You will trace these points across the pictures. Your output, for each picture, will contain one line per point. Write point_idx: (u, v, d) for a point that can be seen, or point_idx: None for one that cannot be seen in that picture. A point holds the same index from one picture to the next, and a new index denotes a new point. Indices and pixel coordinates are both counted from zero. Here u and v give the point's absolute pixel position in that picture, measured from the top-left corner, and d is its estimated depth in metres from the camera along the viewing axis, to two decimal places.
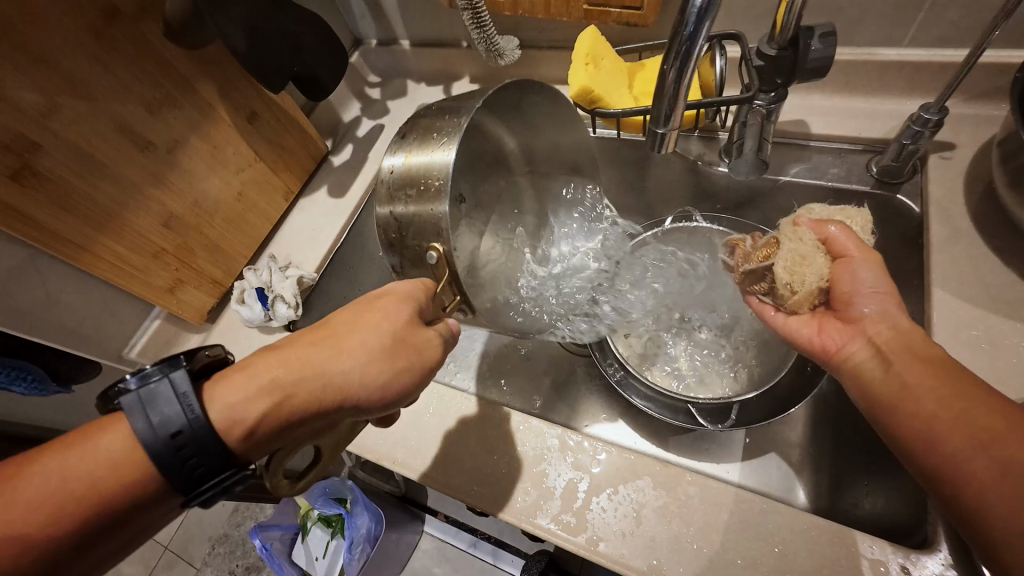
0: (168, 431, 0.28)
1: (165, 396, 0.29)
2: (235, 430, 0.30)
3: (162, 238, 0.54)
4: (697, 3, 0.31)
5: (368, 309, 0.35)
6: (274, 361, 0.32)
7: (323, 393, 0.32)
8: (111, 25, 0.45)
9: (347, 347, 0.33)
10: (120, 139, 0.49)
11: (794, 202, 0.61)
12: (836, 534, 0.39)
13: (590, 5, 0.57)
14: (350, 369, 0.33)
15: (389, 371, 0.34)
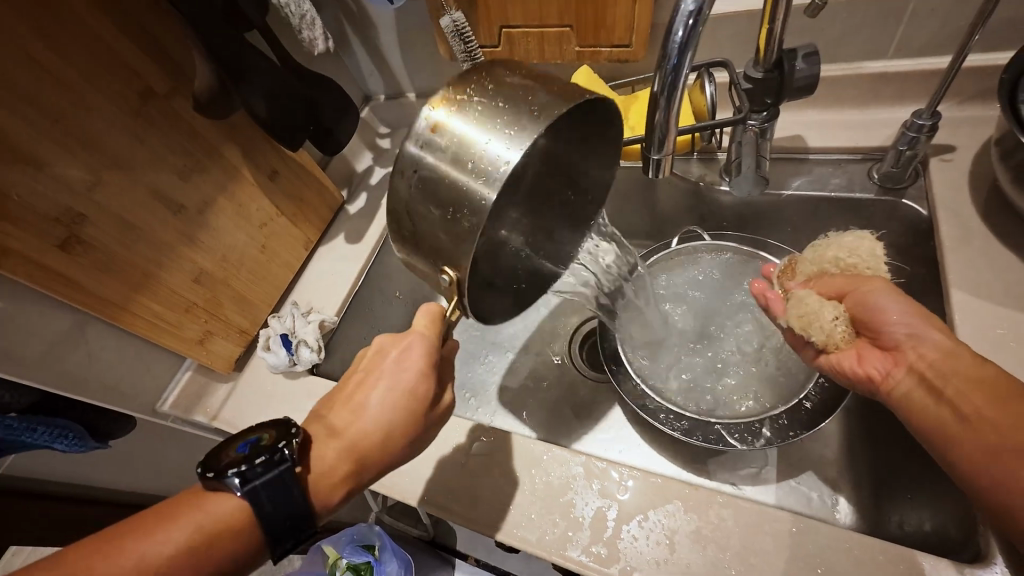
0: (280, 511, 0.35)
1: (275, 483, 0.34)
2: (326, 507, 0.37)
3: (193, 293, 0.57)
4: (677, 38, 0.33)
5: (399, 384, 0.39)
6: (343, 455, 0.38)
7: (380, 469, 0.39)
8: (147, 104, 0.50)
9: (393, 436, 0.39)
10: (156, 205, 0.53)
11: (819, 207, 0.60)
12: (887, 554, 0.38)
13: (581, 47, 0.61)
14: (398, 449, 0.39)
15: (424, 430, 0.41)
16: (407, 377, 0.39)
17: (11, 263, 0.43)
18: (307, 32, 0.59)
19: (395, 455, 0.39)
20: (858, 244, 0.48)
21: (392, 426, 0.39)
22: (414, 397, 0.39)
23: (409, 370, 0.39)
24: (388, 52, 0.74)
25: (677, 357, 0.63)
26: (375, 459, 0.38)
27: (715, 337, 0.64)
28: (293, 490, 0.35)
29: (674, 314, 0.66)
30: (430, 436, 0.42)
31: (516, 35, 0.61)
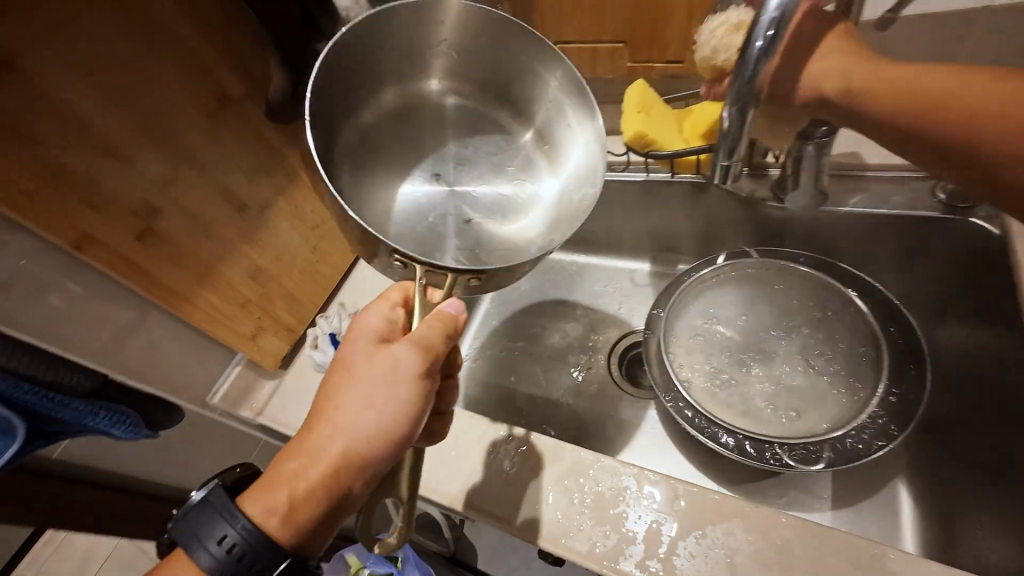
0: (224, 552, 0.36)
1: (209, 518, 0.37)
2: (274, 517, 0.37)
3: (249, 289, 0.59)
4: (758, 45, 0.33)
5: (343, 373, 0.39)
6: (289, 453, 0.38)
7: (323, 471, 0.37)
8: (223, 110, 0.53)
9: (331, 426, 0.38)
10: (224, 203, 0.55)
11: (850, 223, 0.61)
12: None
13: (635, 62, 0.63)
14: (344, 441, 0.37)
15: (367, 417, 0.37)
16: (359, 352, 0.40)
17: (94, 251, 0.46)
18: None
19: (348, 445, 0.37)
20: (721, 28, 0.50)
21: (336, 408, 0.38)
22: (360, 371, 0.39)
23: (360, 346, 0.40)
24: None
25: (731, 384, 0.60)
26: (319, 452, 0.37)
27: (785, 368, 0.61)
28: (226, 523, 0.37)
29: (725, 335, 0.64)
30: (396, 425, 0.38)
31: (569, 50, 0.64)
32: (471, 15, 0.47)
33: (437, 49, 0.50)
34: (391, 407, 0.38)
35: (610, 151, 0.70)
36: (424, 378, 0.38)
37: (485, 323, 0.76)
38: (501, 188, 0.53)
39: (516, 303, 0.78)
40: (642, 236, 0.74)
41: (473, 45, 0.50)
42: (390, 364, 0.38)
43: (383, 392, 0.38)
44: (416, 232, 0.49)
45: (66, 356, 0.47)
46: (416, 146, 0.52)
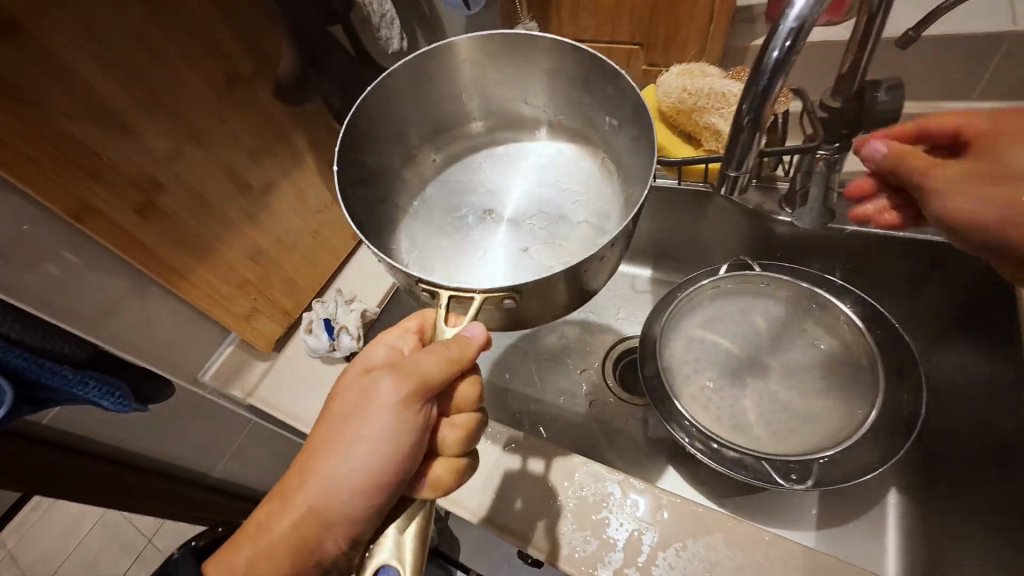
0: None
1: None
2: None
3: (248, 269, 0.59)
4: (775, 55, 0.33)
5: (328, 410, 0.38)
6: (268, 502, 0.38)
7: (291, 522, 0.36)
8: (231, 85, 0.53)
9: (306, 470, 0.37)
10: (225, 181, 0.55)
11: (856, 246, 0.60)
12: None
13: (649, 65, 0.62)
14: (314, 488, 0.36)
15: (340, 456, 0.36)
16: (349, 386, 0.38)
17: (92, 221, 0.45)
18: (386, 31, 0.61)
19: (325, 490, 0.36)
20: (691, 69, 0.52)
21: (321, 446, 0.37)
22: (345, 405, 0.37)
23: (351, 378, 0.39)
24: None
25: (762, 415, 0.58)
26: (290, 499, 0.37)
27: (804, 410, 0.58)
28: None
29: (746, 363, 0.62)
30: (374, 468, 0.35)
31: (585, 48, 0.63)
32: (483, 49, 0.47)
33: (468, 94, 0.52)
34: (370, 445, 0.35)
35: None
36: (408, 413, 0.35)
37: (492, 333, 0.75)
38: (554, 212, 0.50)
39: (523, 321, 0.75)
40: (645, 243, 0.74)
41: (495, 82, 0.51)
42: (373, 397, 0.36)
43: (359, 427, 0.35)
44: (482, 272, 0.47)
45: (57, 324, 0.47)
46: (469, 190, 0.54)
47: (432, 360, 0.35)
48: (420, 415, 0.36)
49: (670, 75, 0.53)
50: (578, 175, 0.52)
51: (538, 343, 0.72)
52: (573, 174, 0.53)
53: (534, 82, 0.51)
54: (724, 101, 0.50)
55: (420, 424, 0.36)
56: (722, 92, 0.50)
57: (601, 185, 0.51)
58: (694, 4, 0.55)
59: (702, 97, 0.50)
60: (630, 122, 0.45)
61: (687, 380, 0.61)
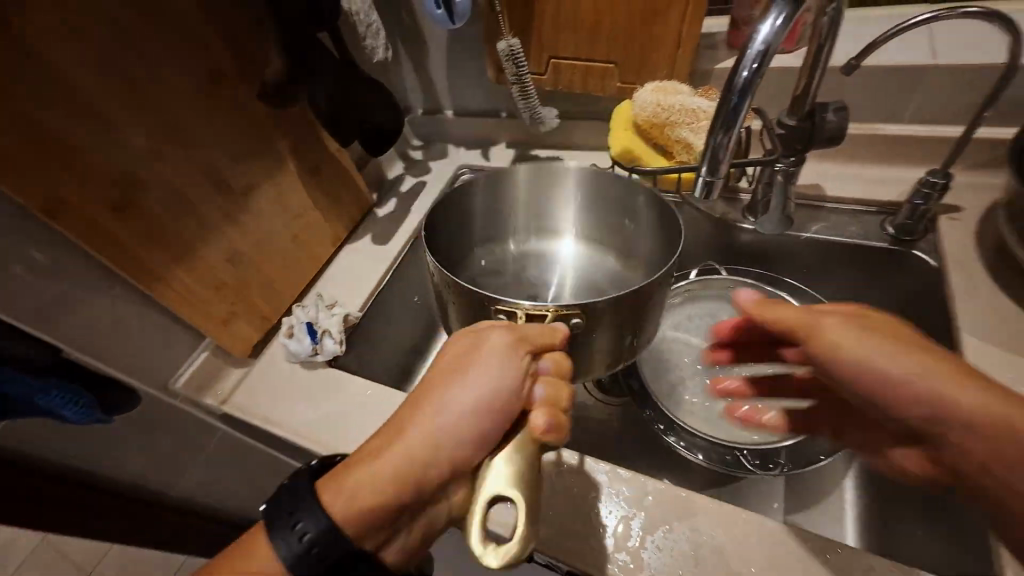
0: (315, 551, 0.32)
1: (305, 519, 0.33)
2: (349, 512, 0.33)
3: (225, 272, 0.58)
4: (743, 76, 0.37)
5: (440, 355, 0.37)
6: (377, 439, 0.36)
7: (406, 453, 0.34)
8: (213, 84, 0.52)
9: (419, 406, 0.35)
10: (206, 181, 0.54)
11: (812, 256, 0.64)
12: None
13: (623, 82, 0.66)
14: (433, 424, 0.34)
15: (457, 393, 0.34)
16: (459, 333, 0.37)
17: (64, 216, 0.43)
18: (371, 40, 0.63)
19: (434, 423, 0.34)
20: (664, 86, 0.55)
21: (432, 381, 0.36)
22: (457, 349, 0.36)
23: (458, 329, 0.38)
24: (438, 70, 0.81)
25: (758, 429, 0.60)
26: (402, 435, 0.34)
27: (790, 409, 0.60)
28: (307, 514, 0.33)
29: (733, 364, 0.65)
30: (488, 403, 0.34)
31: (562, 65, 0.67)
32: (535, 172, 0.56)
33: (515, 211, 0.59)
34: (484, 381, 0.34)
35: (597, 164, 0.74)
36: (522, 359, 0.35)
37: None
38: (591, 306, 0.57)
39: None
40: None
41: (538, 201, 0.59)
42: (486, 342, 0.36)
43: (475, 372, 0.34)
44: None
45: (17, 324, 0.44)
46: (516, 286, 0.60)
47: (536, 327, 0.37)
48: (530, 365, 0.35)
49: (645, 91, 0.56)
50: (612, 276, 0.59)
51: None
52: (608, 276, 0.60)
53: (568, 205, 0.59)
54: (696, 116, 0.53)
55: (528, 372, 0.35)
56: (692, 109, 0.53)
57: (625, 277, 0.59)
58: (664, 29, 0.60)
59: (676, 112, 0.54)
60: (655, 227, 0.53)
61: (683, 386, 0.64)
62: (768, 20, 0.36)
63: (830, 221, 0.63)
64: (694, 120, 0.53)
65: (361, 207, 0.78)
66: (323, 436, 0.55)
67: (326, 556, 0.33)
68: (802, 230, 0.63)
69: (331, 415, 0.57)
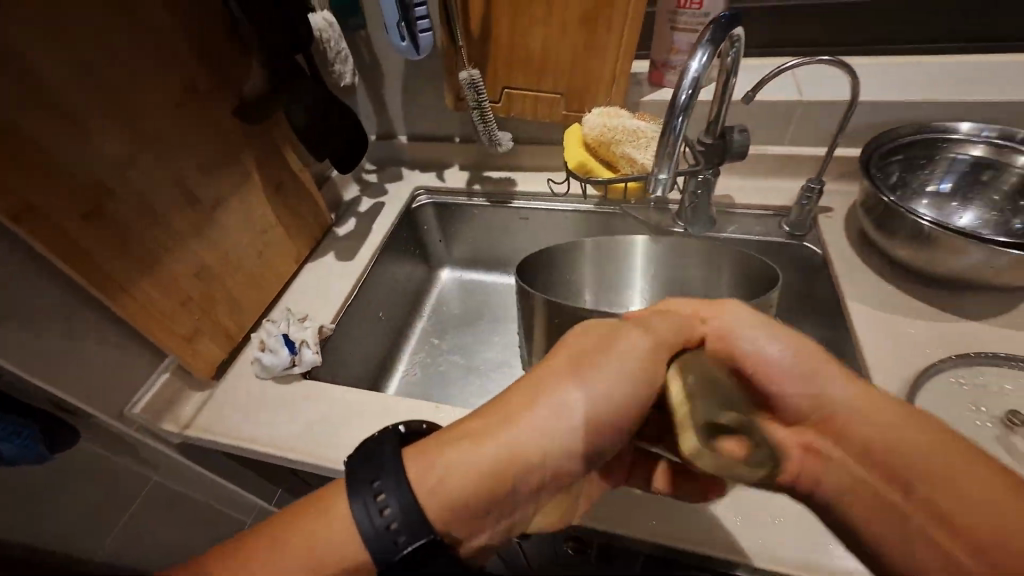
0: (400, 523, 0.33)
1: (392, 489, 0.34)
2: (432, 488, 0.35)
3: (192, 286, 0.56)
4: (681, 101, 0.49)
5: (571, 343, 0.39)
6: (482, 419, 0.37)
7: (518, 445, 0.35)
8: (187, 98, 0.53)
9: (543, 397, 0.36)
10: (176, 192, 0.53)
11: (730, 252, 0.77)
12: (797, 516, 0.45)
13: (567, 111, 0.76)
14: (550, 422, 0.36)
15: (588, 390, 0.36)
16: (588, 331, 0.39)
17: (33, 221, 0.41)
18: (339, 66, 0.67)
19: (544, 424, 0.36)
20: (608, 110, 0.65)
21: (554, 380, 0.37)
22: (596, 341, 0.38)
23: (591, 331, 0.39)
24: (393, 97, 0.86)
25: None
26: (517, 419, 0.36)
27: None
28: (390, 481, 0.34)
29: None
30: (600, 408, 0.36)
31: (515, 95, 0.76)
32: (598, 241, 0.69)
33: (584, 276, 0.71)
34: (612, 385, 0.36)
35: (550, 180, 0.83)
36: (651, 370, 0.37)
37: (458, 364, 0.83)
38: None
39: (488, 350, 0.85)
40: None
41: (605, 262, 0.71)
42: (635, 349, 0.37)
43: (610, 371, 0.36)
44: None
45: None
46: None
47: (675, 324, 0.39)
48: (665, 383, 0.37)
49: (592, 115, 0.66)
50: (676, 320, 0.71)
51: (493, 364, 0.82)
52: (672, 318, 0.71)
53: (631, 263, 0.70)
54: (637, 135, 0.64)
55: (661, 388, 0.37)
56: (633, 129, 0.63)
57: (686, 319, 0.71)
58: (602, 66, 0.70)
59: (620, 132, 0.64)
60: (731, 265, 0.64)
61: None
62: (696, 56, 0.48)
63: (739, 223, 0.77)
64: (636, 137, 0.64)
65: (323, 228, 0.79)
66: (309, 445, 0.54)
67: (404, 536, 0.33)
68: (720, 230, 0.77)
69: (316, 424, 0.56)
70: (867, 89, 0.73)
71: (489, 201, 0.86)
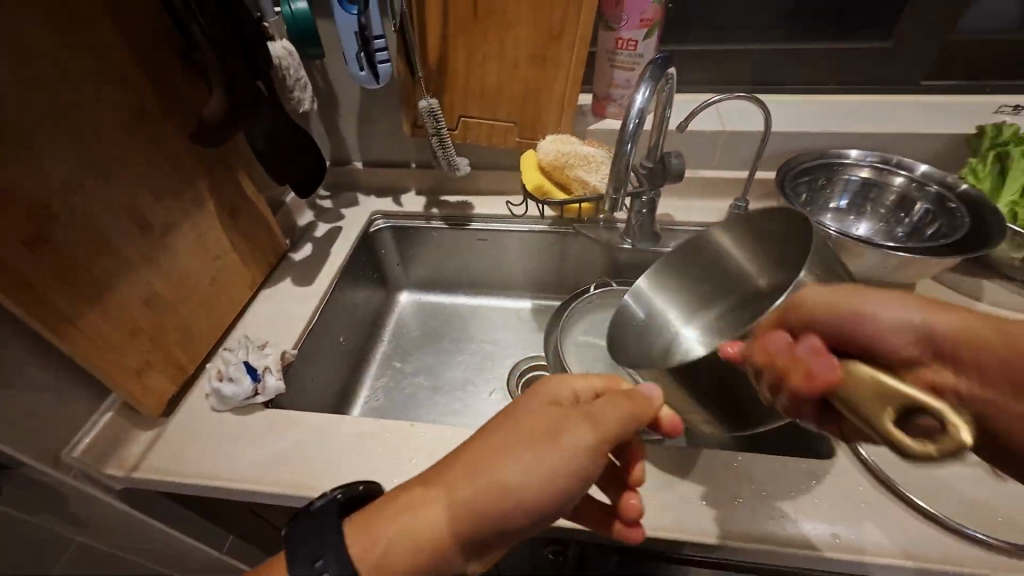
0: None
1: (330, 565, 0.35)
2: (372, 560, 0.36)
3: (142, 316, 0.53)
4: (629, 129, 0.55)
5: (509, 419, 0.39)
6: (427, 495, 0.36)
7: (465, 520, 0.35)
8: (140, 123, 0.52)
9: (494, 481, 0.35)
10: (126, 218, 0.51)
11: None
12: (756, 497, 0.50)
13: (520, 139, 0.81)
14: (495, 508, 0.35)
15: (532, 478, 0.35)
16: (528, 403, 0.40)
17: None
18: (298, 92, 0.68)
19: (484, 504, 0.35)
20: (560, 138, 0.71)
21: (491, 454, 0.36)
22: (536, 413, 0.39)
23: (536, 403, 0.40)
24: (349, 123, 0.87)
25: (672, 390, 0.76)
26: (460, 499, 0.35)
27: None
28: (329, 551, 0.35)
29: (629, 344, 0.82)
30: (531, 495, 0.35)
31: (470, 123, 0.80)
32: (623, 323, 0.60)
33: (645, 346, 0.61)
34: (535, 469, 0.35)
35: (508, 203, 0.88)
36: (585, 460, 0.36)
37: (424, 384, 0.83)
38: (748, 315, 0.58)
39: (452, 368, 0.86)
40: (529, 281, 0.93)
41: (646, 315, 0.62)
42: (565, 434, 0.36)
43: (541, 460, 0.36)
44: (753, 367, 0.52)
45: None
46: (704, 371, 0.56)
47: (607, 402, 0.39)
48: (595, 467, 0.37)
49: (546, 141, 0.71)
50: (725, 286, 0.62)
51: (458, 383, 0.83)
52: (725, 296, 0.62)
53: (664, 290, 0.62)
54: (587, 160, 0.70)
55: (587, 475, 0.36)
56: (584, 155, 0.70)
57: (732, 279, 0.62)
58: (551, 100, 0.77)
59: (573, 156, 0.69)
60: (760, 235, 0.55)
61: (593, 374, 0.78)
62: (639, 91, 0.54)
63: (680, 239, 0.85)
64: (587, 161, 0.70)
65: (278, 255, 0.77)
66: (277, 475, 0.52)
67: None
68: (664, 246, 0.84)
69: (283, 453, 0.54)
70: (776, 121, 0.84)
71: (447, 224, 0.88)
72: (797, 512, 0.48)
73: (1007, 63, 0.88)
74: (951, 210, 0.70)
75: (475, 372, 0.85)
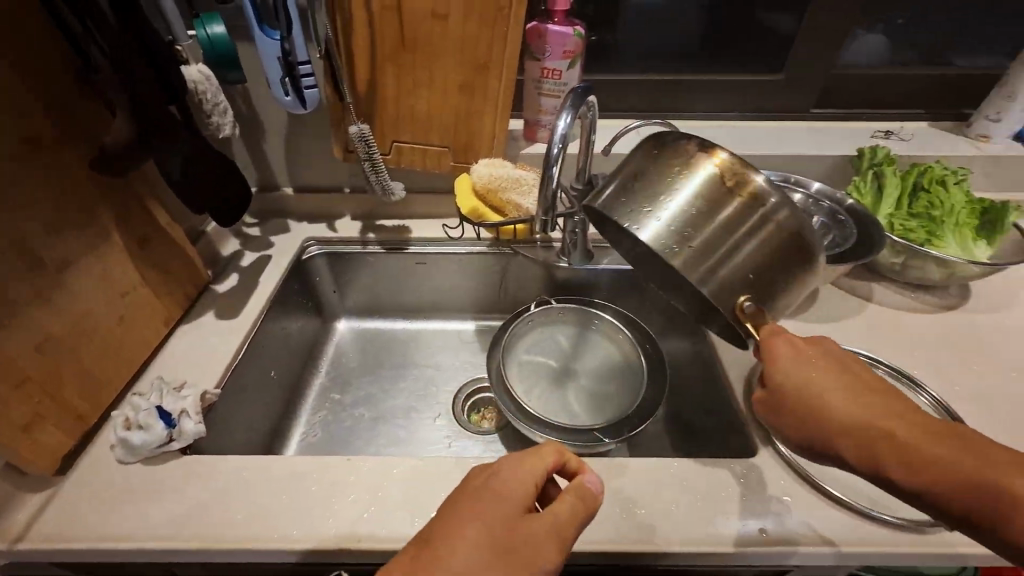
0: None
1: None
2: None
3: (30, 364, 0.47)
4: (554, 152, 0.57)
5: (477, 520, 0.36)
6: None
7: None
8: (30, 152, 0.47)
9: None
10: (12, 255, 0.46)
11: (607, 281, 0.88)
12: (690, 500, 0.52)
13: (456, 162, 0.81)
14: None
15: None
16: (492, 502, 0.38)
17: None
18: (217, 117, 0.65)
19: None
20: (492, 162, 0.73)
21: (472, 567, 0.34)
22: (515, 521, 0.37)
23: (516, 505, 0.38)
24: (275, 149, 0.85)
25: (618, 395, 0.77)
26: None
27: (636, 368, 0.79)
28: None
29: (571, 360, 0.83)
30: None
31: (403, 148, 0.80)
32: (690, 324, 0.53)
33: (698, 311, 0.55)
34: None
35: (446, 226, 0.88)
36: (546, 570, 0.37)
37: (364, 415, 0.80)
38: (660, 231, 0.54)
39: (394, 396, 0.83)
40: (471, 301, 0.93)
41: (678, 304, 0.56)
42: (540, 551, 0.36)
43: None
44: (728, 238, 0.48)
45: None
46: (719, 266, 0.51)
47: (571, 508, 0.39)
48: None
49: (479, 165, 0.73)
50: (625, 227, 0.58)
51: (401, 411, 0.81)
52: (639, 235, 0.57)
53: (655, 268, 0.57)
54: (519, 181, 0.72)
55: None
56: (516, 179, 0.72)
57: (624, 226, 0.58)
58: (483, 127, 0.78)
59: (505, 179, 0.71)
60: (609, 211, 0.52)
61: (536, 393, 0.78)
62: (562, 117, 0.57)
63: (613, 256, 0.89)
64: (518, 184, 0.72)
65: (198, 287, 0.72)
66: (197, 528, 0.47)
67: None
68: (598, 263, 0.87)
69: (203, 503, 0.49)
70: None
71: (384, 249, 0.87)
72: (729, 511, 0.51)
73: (877, 96, 1.01)
74: (840, 223, 0.78)
75: (418, 398, 0.83)
